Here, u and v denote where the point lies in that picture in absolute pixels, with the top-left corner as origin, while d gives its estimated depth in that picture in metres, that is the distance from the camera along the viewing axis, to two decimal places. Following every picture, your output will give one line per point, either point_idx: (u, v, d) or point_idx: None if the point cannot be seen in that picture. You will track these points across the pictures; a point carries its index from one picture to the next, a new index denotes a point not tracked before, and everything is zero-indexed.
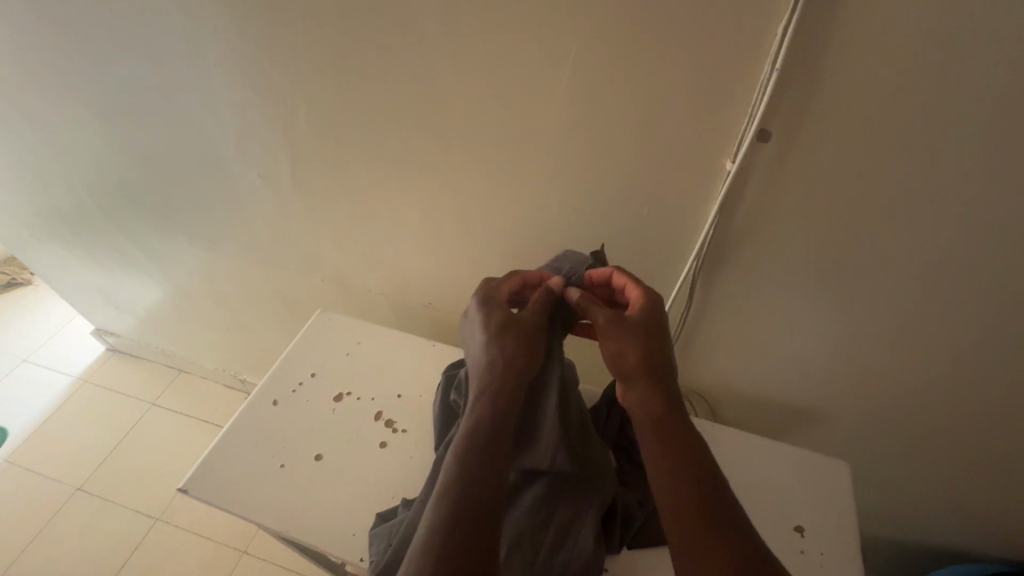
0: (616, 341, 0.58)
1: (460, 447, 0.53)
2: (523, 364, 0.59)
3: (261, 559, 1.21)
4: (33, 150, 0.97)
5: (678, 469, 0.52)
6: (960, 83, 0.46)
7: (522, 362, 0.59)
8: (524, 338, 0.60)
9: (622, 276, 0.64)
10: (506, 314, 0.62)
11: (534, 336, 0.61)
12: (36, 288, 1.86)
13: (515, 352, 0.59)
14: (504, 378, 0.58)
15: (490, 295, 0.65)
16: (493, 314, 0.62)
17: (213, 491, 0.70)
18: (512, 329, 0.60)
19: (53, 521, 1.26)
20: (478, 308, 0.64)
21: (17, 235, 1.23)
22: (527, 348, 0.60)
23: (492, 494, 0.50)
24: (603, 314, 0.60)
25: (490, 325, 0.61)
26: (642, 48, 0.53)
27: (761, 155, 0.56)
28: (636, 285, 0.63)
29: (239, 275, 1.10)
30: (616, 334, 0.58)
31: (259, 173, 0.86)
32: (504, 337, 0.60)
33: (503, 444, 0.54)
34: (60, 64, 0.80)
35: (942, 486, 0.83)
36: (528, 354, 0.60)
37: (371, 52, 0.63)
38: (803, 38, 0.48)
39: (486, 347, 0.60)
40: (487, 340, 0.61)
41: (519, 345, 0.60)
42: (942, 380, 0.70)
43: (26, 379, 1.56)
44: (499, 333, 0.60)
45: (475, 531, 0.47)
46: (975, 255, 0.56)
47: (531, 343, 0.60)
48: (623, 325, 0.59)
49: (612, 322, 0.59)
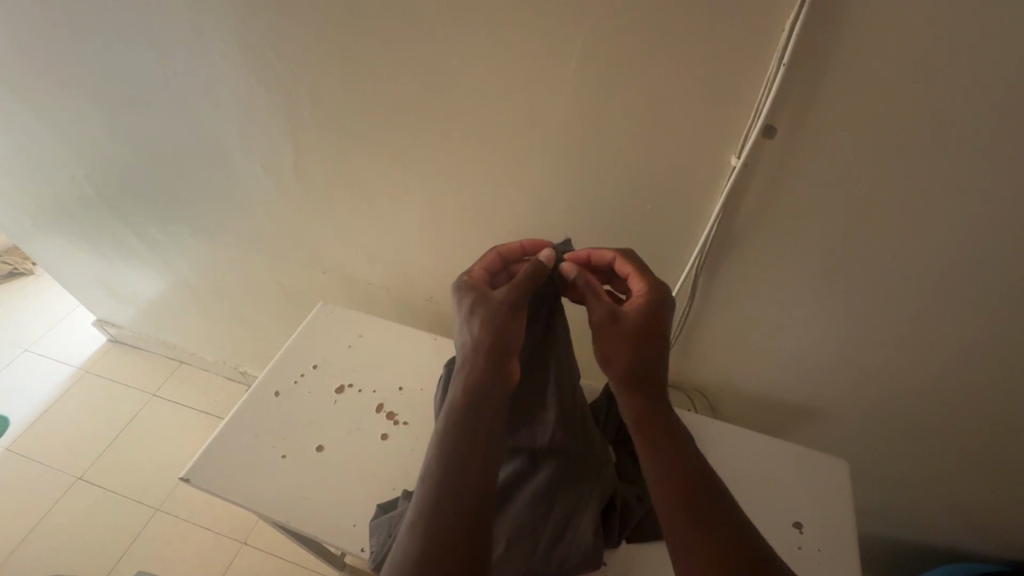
0: (606, 342, 0.57)
1: (440, 441, 0.52)
2: (502, 346, 0.56)
3: (261, 550, 1.21)
4: (35, 139, 0.97)
5: (661, 465, 0.52)
6: (972, 80, 0.45)
7: (499, 342, 0.56)
8: (498, 319, 0.57)
9: (627, 264, 0.61)
10: (480, 294, 0.59)
11: (509, 314, 0.57)
12: (38, 278, 1.86)
13: (491, 334, 0.56)
14: (481, 363, 0.55)
15: (467, 280, 0.62)
16: (470, 295, 0.60)
17: (214, 481, 0.70)
18: (486, 310, 0.57)
19: (53, 510, 1.27)
20: (454, 296, 0.62)
21: (20, 226, 1.23)
22: (500, 325, 0.57)
23: (472, 485, 0.49)
24: (601, 310, 0.57)
25: (467, 310, 0.59)
26: (648, 42, 0.53)
27: (768, 150, 0.56)
28: (641, 277, 0.59)
29: (241, 267, 1.10)
30: (609, 334, 0.57)
31: (261, 164, 0.85)
32: (480, 319, 0.57)
33: (484, 431, 0.52)
34: (61, 51, 0.79)
35: (941, 487, 0.83)
36: (505, 334, 0.56)
37: (376, 47, 0.63)
38: (812, 32, 0.47)
39: (462, 335, 0.58)
40: (465, 326, 0.59)
41: (489, 327, 0.57)
42: (946, 380, 0.69)
43: (27, 369, 1.57)
44: (474, 317, 0.58)
45: (452, 528, 0.46)
46: (982, 254, 0.56)
47: (507, 321, 0.57)
48: (617, 326, 0.56)
49: (608, 321, 0.57)
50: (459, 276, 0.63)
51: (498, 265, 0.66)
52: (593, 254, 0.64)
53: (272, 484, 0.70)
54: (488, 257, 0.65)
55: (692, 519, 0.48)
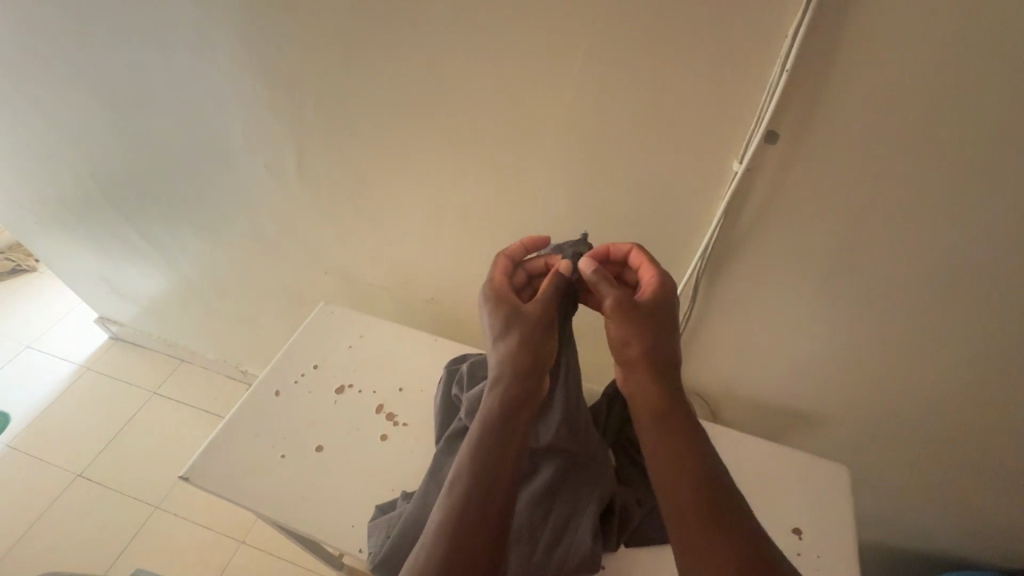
0: (623, 328, 0.56)
1: (469, 450, 0.51)
2: (536, 363, 0.56)
3: (259, 549, 1.21)
4: (40, 136, 0.98)
5: (680, 458, 0.51)
6: (974, 85, 0.45)
7: (535, 360, 0.56)
8: (533, 335, 0.57)
9: (639, 254, 0.61)
10: (514, 307, 0.58)
11: (541, 329, 0.57)
12: (41, 275, 1.86)
13: (526, 351, 0.56)
14: (517, 378, 0.55)
15: (494, 288, 0.61)
16: (502, 306, 0.59)
17: (214, 479, 0.70)
18: (520, 327, 0.57)
19: (53, 507, 1.27)
20: (484, 302, 0.60)
21: (24, 222, 1.23)
22: (538, 344, 0.56)
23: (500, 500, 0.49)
24: (613, 296, 0.57)
25: (500, 321, 0.58)
26: (652, 45, 0.53)
27: (769, 156, 0.56)
28: (652, 266, 0.60)
29: (242, 265, 1.10)
30: (624, 320, 0.56)
31: (265, 163, 0.85)
32: (513, 334, 0.57)
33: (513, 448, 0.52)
34: (69, 51, 0.80)
35: (942, 494, 0.82)
36: (539, 350, 0.56)
37: (380, 48, 0.63)
38: (813, 38, 0.47)
39: (495, 345, 0.57)
40: (497, 338, 0.58)
41: (525, 344, 0.56)
42: (946, 386, 0.69)
43: (28, 365, 1.57)
44: (508, 330, 0.57)
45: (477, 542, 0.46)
46: (983, 260, 0.55)
47: (541, 338, 0.57)
48: (635, 311, 0.56)
49: (622, 308, 0.56)
50: (484, 283, 0.62)
51: (512, 267, 0.65)
52: (611, 247, 0.63)
53: (271, 482, 0.70)
54: (500, 259, 0.64)
55: (713, 518, 0.47)
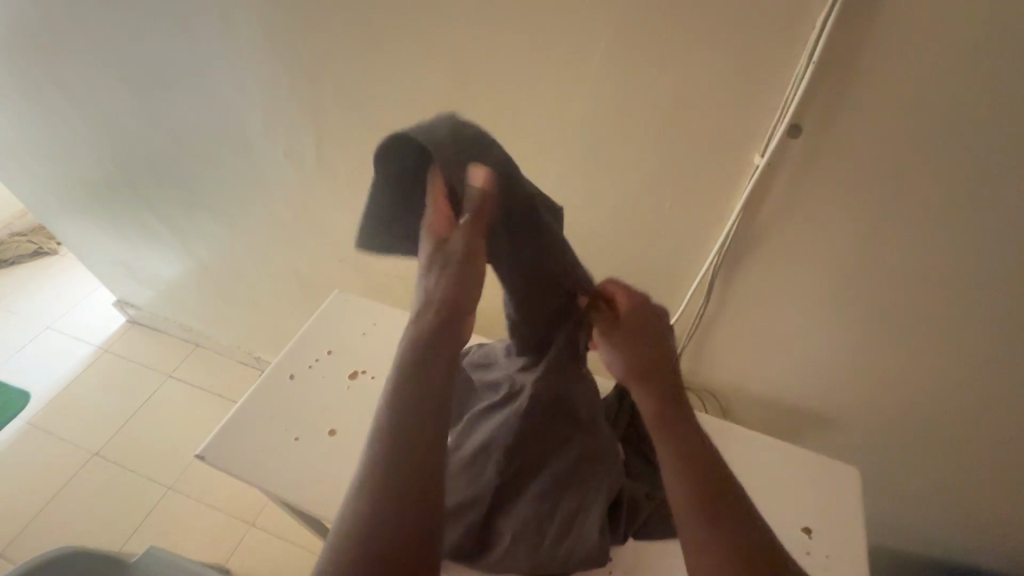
0: (609, 351, 0.57)
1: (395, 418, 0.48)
2: (454, 306, 0.51)
3: (268, 532, 1.22)
4: (65, 119, 0.99)
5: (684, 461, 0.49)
6: (1004, 82, 0.45)
7: (454, 304, 0.51)
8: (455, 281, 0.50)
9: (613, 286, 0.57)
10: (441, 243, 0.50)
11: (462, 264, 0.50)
12: (61, 257, 1.89)
13: (447, 296, 0.51)
14: (438, 317, 0.51)
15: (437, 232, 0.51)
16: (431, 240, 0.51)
17: (230, 459, 0.71)
18: (445, 270, 0.50)
19: (69, 484, 1.30)
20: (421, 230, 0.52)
21: (47, 205, 1.25)
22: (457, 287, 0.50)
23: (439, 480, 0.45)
24: (596, 325, 0.57)
25: (427, 256, 0.51)
26: (676, 37, 0.52)
27: (792, 150, 0.55)
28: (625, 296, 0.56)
29: (259, 252, 1.11)
30: (608, 345, 0.57)
31: (284, 150, 0.86)
32: (437, 275, 0.51)
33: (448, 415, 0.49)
34: (95, 35, 0.81)
35: (956, 499, 0.81)
36: (458, 297, 0.51)
37: (402, 36, 0.64)
38: (840, 31, 0.46)
39: (423, 280, 0.52)
40: (425, 272, 0.52)
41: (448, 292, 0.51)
42: (964, 391, 0.68)
43: (48, 346, 1.60)
44: (434, 265, 0.51)
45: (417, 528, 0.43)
46: (1006, 261, 0.55)
47: (463, 282, 0.50)
48: (615, 336, 0.56)
49: (603, 334, 0.56)
50: (427, 211, 0.50)
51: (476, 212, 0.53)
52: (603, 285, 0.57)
53: (285, 464, 0.71)
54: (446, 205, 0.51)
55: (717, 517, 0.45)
